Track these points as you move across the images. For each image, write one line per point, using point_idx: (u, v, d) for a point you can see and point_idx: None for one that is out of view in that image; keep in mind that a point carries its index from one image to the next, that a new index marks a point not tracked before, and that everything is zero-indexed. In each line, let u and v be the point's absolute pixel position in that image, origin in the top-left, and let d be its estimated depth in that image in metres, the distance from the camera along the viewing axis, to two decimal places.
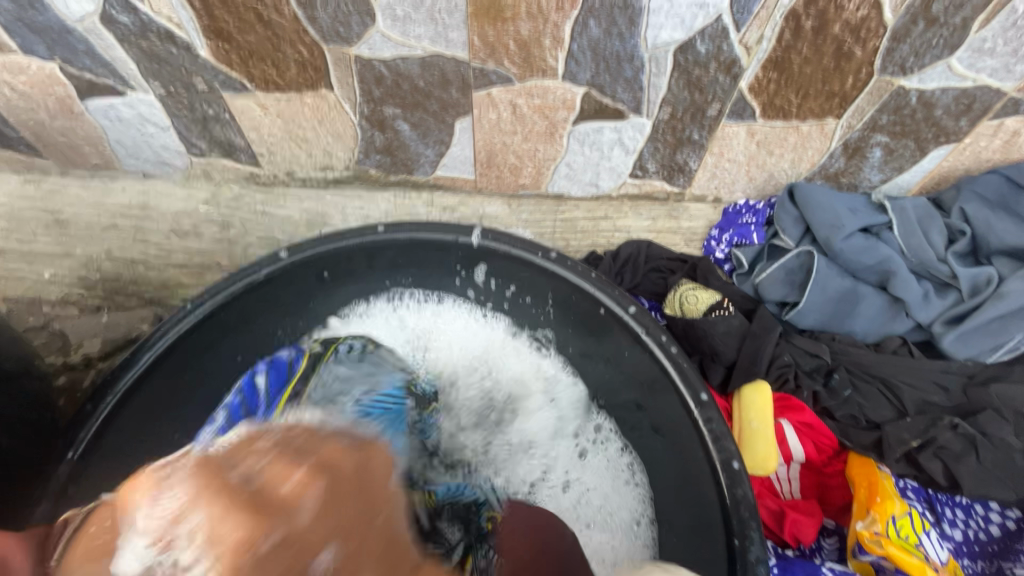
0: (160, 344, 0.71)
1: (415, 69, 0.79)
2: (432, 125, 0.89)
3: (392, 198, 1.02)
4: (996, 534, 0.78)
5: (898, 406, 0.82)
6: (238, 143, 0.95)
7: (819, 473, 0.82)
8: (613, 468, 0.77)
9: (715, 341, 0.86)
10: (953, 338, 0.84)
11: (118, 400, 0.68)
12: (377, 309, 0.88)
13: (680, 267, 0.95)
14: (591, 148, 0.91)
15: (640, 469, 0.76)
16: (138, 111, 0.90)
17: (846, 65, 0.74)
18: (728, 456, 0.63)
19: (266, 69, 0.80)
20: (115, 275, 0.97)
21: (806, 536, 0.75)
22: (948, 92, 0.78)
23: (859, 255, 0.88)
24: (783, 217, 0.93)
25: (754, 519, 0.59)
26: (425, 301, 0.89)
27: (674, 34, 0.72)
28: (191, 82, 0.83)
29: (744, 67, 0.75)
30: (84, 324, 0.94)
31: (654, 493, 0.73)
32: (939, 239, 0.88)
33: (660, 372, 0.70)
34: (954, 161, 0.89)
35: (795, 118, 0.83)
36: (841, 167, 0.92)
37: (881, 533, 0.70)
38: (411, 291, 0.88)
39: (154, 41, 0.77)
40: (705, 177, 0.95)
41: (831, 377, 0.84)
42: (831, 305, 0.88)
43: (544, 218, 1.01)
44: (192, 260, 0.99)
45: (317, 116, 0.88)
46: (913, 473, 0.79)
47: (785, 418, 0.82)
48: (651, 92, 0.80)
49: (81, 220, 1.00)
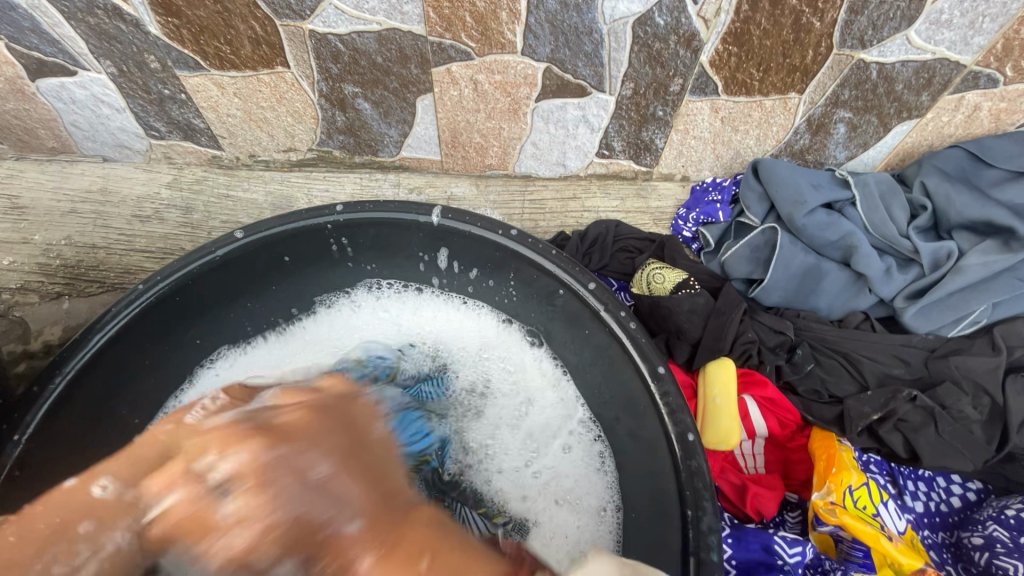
0: (112, 326, 0.70)
1: (371, 44, 0.77)
2: (394, 104, 0.87)
3: (359, 179, 1.01)
4: (957, 506, 0.80)
5: (860, 380, 0.82)
6: (198, 124, 0.93)
7: (783, 448, 0.82)
8: (592, 453, 0.75)
9: (680, 319, 0.85)
10: (914, 312, 0.84)
11: (66, 382, 0.67)
12: (357, 296, 0.89)
13: (648, 246, 0.95)
14: (555, 126, 0.90)
15: (611, 456, 0.74)
16: (91, 92, 0.87)
17: (805, 37, 0.74)
18: (683, 429, 0.63)
19: (219, 46, 0.78)
20: (75, 261, 0.94)
21: (768, 509, 0.75)
22: (908, 66, 0.78)
23: (822, 231, 0.88)
24: (748, 194, 0.93)
25: (708, 490, 0.59)
26: (404, 290, 0.89)
27: (631, 6, 0.70)
28: (142, 60, 0.81)
29: (703, 40, 0.75)
30: (44, 311, 0.90)
31: (620, 482, 0.72)
32: (902, 214, 0.88)
33: (619, 347, 0.70)
34: (917, 137, 0.90)
35: (757, 93, 0.83)
36: (806, 144, 0.92)
37: (836, 503, 0.71)
38: (387, 280, 0.89)
39: (101, 18, 0.75)
40: (672, 155, 0.95)
41: (794, 354, 0.84)
42: (795, 281, 0.88)
43: (512, 199, 1.00)
44: (154, 246, 0.97)
45: (276, 95, 0.87)
46: (875, 446, 0.80)
47: (749, 393, 0.82)
48: (613, 68, 0.79)
49: (40, 205, 0.98)
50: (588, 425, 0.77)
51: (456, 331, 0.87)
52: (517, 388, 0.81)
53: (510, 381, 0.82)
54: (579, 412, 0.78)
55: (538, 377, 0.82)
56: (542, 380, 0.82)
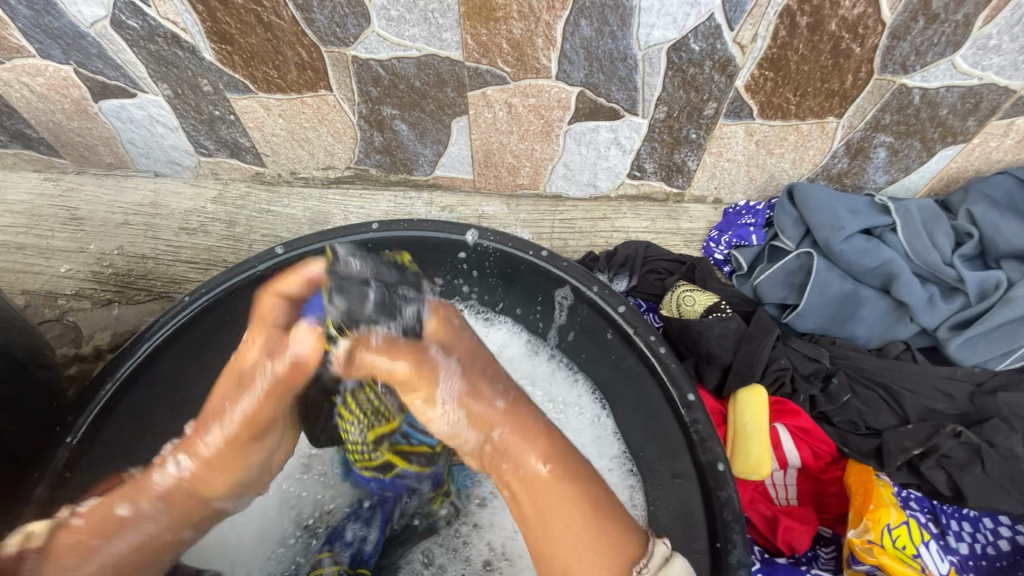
0: (159, 334, 0.73)
1: (410, 69, 0.80)
2: (430, 125, 0.90)
3: (393, 197, 1.03)
4: (1007, 549, 0.74)
5: (899, 412, 0.79)
6: (243, 143, 0.97)
7: (817, 480, 0.80)
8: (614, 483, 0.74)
9: (710, 343, 0.84)
10: (959, 343, 0.81)
11: (116, 387, 0.70)
12: None
13: (678, 267, 0.94)
14: (587, 148, 0.91)
15: (640, 492, 0.71)
16: (148, 113, 0.93)
17: (845, 63, 0.73)
18: (712, 458, 0.62)
19: (267, 70, 0.82)
20: (126, 270, 1.00)
21: (800, 544, 0.73)
22: (954, 91, 0.76)
23: (860, 257, 0.86)
24: (782, 219, 0.92)
25: (737, 522, 0.59)
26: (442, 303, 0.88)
27: (666, 32, 0.71)
28: (196, 84, 0.86)
29: (739, 66, 0.75)
30: (95, 316, 0.96)
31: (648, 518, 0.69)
32: (945, 242, 0.85)
33: (647, 370, 0.70)
34: (962, 162, 0.87)
35: (794, 117, 0.82)
36: (844, 168, 0.90)
37: (874, 542, 0.68)
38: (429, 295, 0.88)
39: (161, 45, 0.80)
40: (704, 177, 0.95)
41: (830, 383, 0.82)
42: (831, 308, 0.86)
43: (542, 218, 1.01)
44: (198, 257, 1.01)
45: (318, 117, 0.90)
46: (915, 482, 0.76)
47: (780, 422, 0.80)
48: (646, 92, 0.80)
49: (97, 217, 1.04)
50: (619, 462, 0.74)
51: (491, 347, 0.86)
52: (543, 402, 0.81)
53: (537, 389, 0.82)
54: (603, 424, 0.78)
55: (575, 395, 0.81)
56: (579, 416, 0.79)
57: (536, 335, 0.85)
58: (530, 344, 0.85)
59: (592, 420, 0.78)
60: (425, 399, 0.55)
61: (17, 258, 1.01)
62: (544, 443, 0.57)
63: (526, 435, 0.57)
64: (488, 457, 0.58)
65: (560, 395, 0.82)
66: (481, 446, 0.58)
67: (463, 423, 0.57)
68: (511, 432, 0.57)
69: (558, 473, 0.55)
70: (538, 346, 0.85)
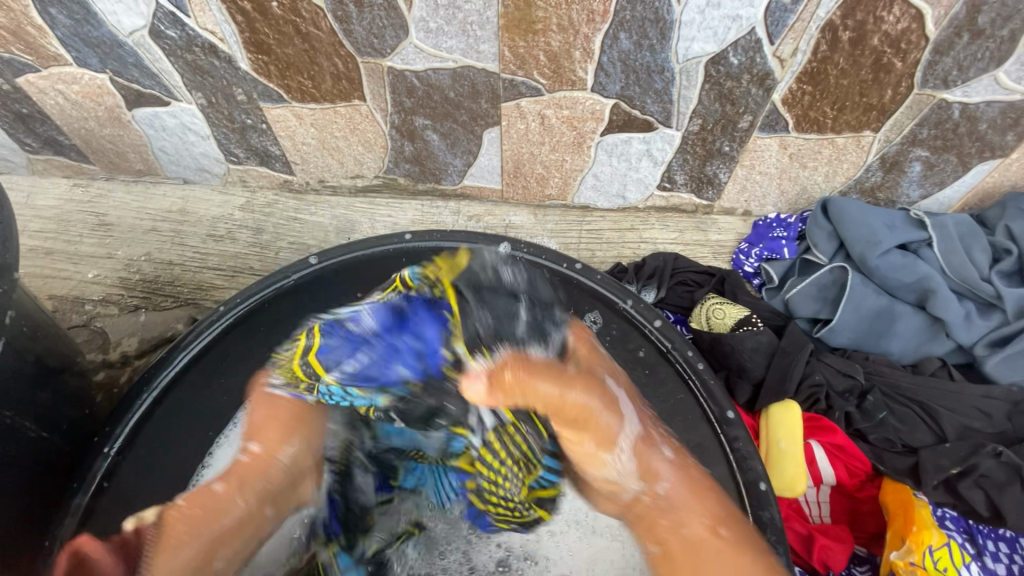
0: (195, 344, 0.74)
1: (445, 81, 0.80)
2: (461, 136, 0.90)
3: (420, 206, 1.03)
4: None
5: (937, 430, 0.78)
6: (274, 151, 0.98)
7: (851, 498, 0.79)
8: None
9: (742, 357, 0.84)
10: (997, 361, 0.80)
11: (154, 396, 0.71)
12: None
13: (708, 280, 0.94)
14: (618, 159, 0.90)
15: None
16: (180, 121, 0.93)
17: (885, 77, 0.73)
18: (754, 477, 0.62)
19: (302, 80, 0.83)
20: (154, 276, 1.00)
21: (835, 563, 0.73)
22: (994, 106, 0.75)
23: (896, 273, 0.85)
24: (816, 232, 0.91)
25: (781, 543, 0.59)
26: None
27: (706, 46, 0.71)
28: (230, 93, 0.86)
29: (778, 79, 0.74)
30: (123, 322, 0.96)
31: None
32: (983, 257, 0.85)
33: (684, 386, 0.70)
34: (999, 177, 0.86)
35: (830, 131, 0.81)
36: (877, 181, 0.89)
37: (915, 564, 0.69)
38: None
39: (198, 54, 0.80)
40: (735, 190, 0.94)
41: (865, 400, 0.81)
42: (865, 324, 0.85)
43: (569, 228, 1.01)
44: (225, 264, 1.01)
45: (350, 126, 0.90)
46: (952, 501, 0.75)
47: (815, 438, 0.80)
48: (682, 104, 0.79)
49: (125, 223, 1.04)
50: None
51: None
52: None
53: None
54: None
55: None
56: None
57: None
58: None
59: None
60: (600, 439, 0.60)
61: (45, 264, 1.01)
62: (707, 506, 0.58)
63: (694, 491, 0.60)
64: (643, 510, 0.60)
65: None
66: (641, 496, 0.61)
67: (632, 474, 0.61)
68: (674, 488, 0.60)
69: (729, 535, 0.56)
70: None
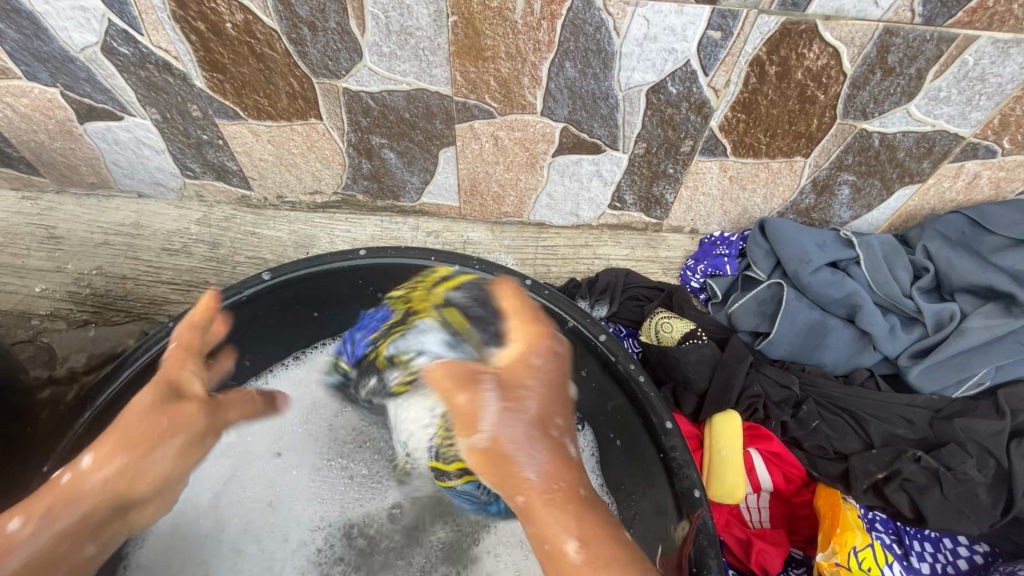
0: (139, 361, 0.72)
1: (400, 102, 0.82)
2: (417, 154, 0.92)
3: (379, 222, 1.05)
4: (964, 568, 0.78)
5: (865, 438, 0.83)
6: (231, 166, 0.98)
7: (788, 503, 0.83)
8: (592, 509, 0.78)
9: (687, 369, 0.87)
10: (919, 371, 0.86)
11: (95, 414, 0.70)
12: None
13: (657, 294, 0.98)
14: (570, 179, 0.94)
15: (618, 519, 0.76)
16: (135, 135, 0.93)
17: (810, 108, 0.78)
18: (690, 484, 0.65)
19: (258, 99, 0.84)
20: (105, 290, 0.98)
21: (772, 566, 0.76)
22: (909, 136, 0.81)
23: (827, 289, 0.91)
24: (754, 250, 0.96)
25: (714, 549, 0.60)
26: None
27: (646, 76, 0.75)
28: (186, 109, 0.87)
29: (714, 108, 0.79)
30: (71, 338, 0.94)
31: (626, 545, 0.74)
32: (904, 274, 0.91)
33: (628, 399, 0.73)
34: (918, 201, 0.93)
35: (764, 155, 0.86)
36: (811, 203, 0.95)
37: (840, 564, 0.72)
38: None
39: (151, 71, 0.81)
40: (681, 209, 0.99)
41: (800, 409, 0.85)
42: (801, 336, 0.90)
43: (526, 244, 1.04)
44: (179, 278, 1.00)
45: (307, 143, 0.92)
46: (880, 505, 0.79)
47: (754, 446, 0.84)
48: (627, 129, 0.84)
49: (76, 236, 1.02)
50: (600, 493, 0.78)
51: None
52: None
53: None
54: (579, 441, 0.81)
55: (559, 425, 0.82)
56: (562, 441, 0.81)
57: None
58: None
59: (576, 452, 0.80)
60: (508, 413, 0.60)
61: None
62: (578, 526, 0.56)
63: (559, 512, 0.57)
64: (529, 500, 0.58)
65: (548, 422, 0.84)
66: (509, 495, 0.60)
67: (533, 470, 0.58)
68: (535, 501, 0.58)
69: (588, 561, 0.54)
70: None
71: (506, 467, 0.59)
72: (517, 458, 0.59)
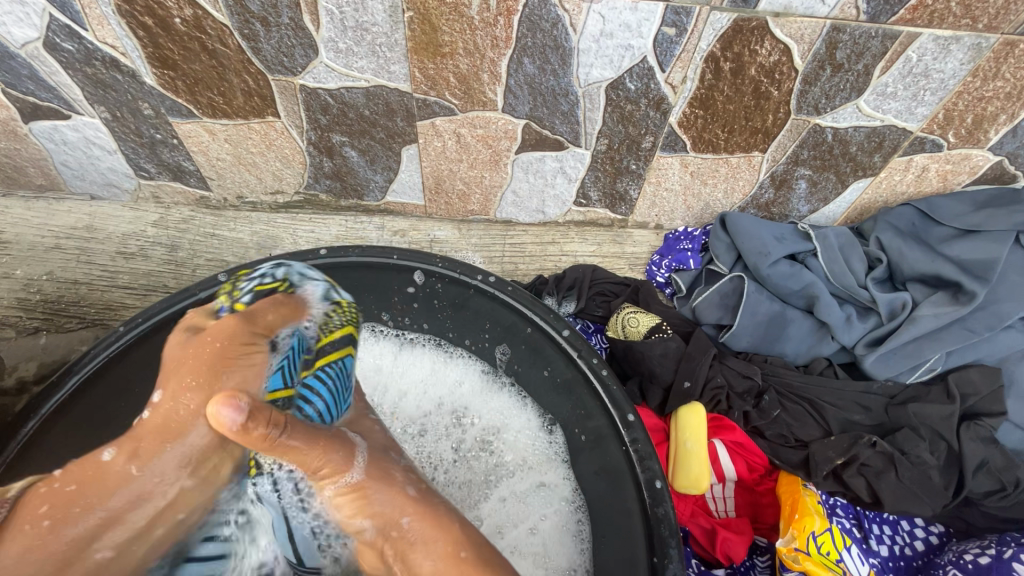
0: (89, 367, 0.71)
1: (359, 99, 0.81)
2: (380, 152, 0.91)
3: (343, 222, 1.04)
4: (920, 549, 0.81)
5: (824, 425, 0.85)
6: (188, 166, 0.96)
7: (752, 492, 0.85)
8: (561, 514, 0.75)
9: (652, 363, 0.88)
10: (874, 359, 0.88)
11: (40, 422, 0.67)
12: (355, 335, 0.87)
13: (623, 290, 0.98)
14: (535, 176, 0.94)
15: (587, 524, 0.73)
16: (84, 135, 0.90)
17: (765, 104, 0.80)
18: (651, 476, 0.66)
19: (212, 96, 0.82)
20: (57, 296, 0.94)
21: (736, 554, 0.77)
22: (860, 130, 0.84)
23: (785, 281, 0.93)
24: (716, 245, 0.99)
25: (673, 538, 0.62)
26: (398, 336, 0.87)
27: (604, 72, 0.76)
28: (137, 107, 0.84)
29: (672, 104, 0.80)
30: (21, 346, 0.90)
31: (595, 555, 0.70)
32: (859, 265, 0.94)
33: (592, 394, 0.73)
34: (872, 194, 0.96)
35: (723, 151, 0.88)
36: (770, 198, 0.98)
37: (799, 549, 0.73)
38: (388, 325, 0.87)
39: (98, 68, 0.78)
40: (646, 205, 1.00)
41: (762, 399, 0.87)
42: (761, 328, 0.92)
43: (493, 242, 1.04)
44: (137, 282, 0.97)
45: (266, 142, 0.90)
46: (840, 490, 0.81)
47: (717, 437, 0.85)
48: (588, 126, 0.84)
49: (25, 241, 0.98)
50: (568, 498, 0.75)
51: (446, 385, 0.85)
52: (481, 429, 0.82)
53: (472, 425, 0.83)
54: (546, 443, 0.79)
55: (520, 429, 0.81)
56: (530, 445, 0.80)
57: (491, 366, 0.85)
58: (486, 376, 0.85)
59: (547, 459, 0.79)
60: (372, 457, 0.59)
61: None
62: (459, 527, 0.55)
63: (436, 522, 0.54)
64: (391, 546, 0.54)
65: (519, 429, 0.81)
66: (383, 532, 0.55)
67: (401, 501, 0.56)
68: (417, 524, 0.54)
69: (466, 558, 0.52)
70: (491, 378, 0.85)
71: (369, 495, 0.55)
72: (385, 490, 0.56)
